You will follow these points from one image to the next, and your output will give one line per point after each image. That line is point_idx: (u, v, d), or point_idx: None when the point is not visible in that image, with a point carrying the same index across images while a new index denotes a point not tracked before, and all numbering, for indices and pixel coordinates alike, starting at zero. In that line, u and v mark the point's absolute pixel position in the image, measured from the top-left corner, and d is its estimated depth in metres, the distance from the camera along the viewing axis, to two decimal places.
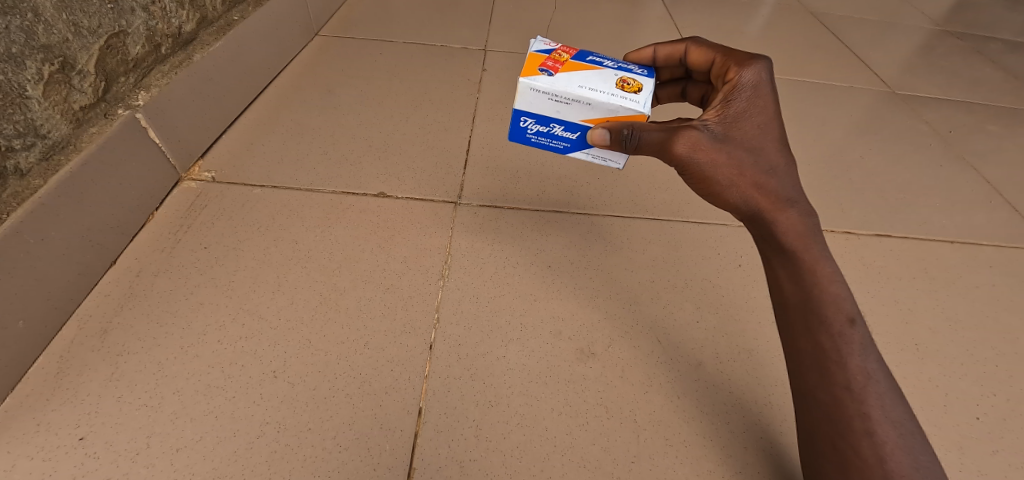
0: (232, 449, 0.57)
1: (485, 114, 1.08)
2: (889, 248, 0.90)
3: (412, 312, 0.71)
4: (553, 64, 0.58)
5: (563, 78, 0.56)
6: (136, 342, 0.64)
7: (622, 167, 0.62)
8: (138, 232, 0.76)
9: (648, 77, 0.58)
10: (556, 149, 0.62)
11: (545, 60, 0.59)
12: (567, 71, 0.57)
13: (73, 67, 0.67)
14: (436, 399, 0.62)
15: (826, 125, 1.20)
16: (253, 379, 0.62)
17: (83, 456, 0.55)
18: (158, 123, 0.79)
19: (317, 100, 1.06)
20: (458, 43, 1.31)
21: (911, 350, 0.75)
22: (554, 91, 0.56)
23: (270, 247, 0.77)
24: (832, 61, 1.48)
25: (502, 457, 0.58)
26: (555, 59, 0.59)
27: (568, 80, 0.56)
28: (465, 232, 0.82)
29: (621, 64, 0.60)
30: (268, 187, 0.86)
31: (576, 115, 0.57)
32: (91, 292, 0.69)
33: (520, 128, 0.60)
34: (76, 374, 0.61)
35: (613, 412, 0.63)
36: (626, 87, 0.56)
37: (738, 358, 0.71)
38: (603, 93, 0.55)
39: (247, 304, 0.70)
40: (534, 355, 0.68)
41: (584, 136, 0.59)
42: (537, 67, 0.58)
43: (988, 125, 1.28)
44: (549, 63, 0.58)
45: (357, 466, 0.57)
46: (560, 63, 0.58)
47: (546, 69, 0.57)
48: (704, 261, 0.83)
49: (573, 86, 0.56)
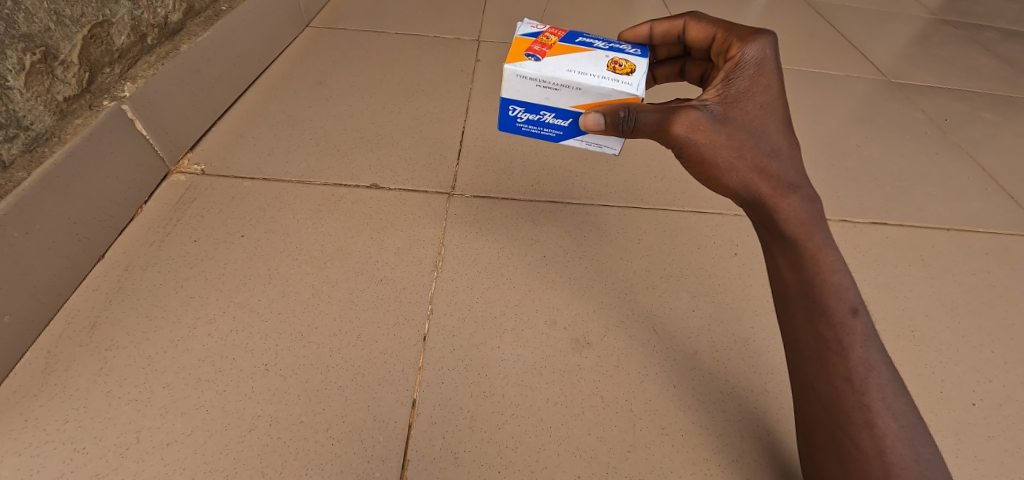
0: (222, 443, 0.56)
1: (479, 104, 1.07)
2: (886, 236, 0.90)
3: (406, 304, 0.70)
4: (540, 49, 0.57)
5: (550, 63, 0.55)
6: (125, 337, 0.64)
7: (618, 153, 0.61)
8: (128, 226, 0.75)
9: (640, 58, 0.57)
10: (548, 138, 0.61)
11: (532, 45, 0.58)
12: (554, 55, 0.56)
13: (56, 57, 0.65)
14: (429, 391, 0.62)
15: (822, 113, 1.19)
16: (244, 372, 0.62)
17: (72, 451, 0.54)
18: (145, 115, 0.77)
19: (308, 91, 1.05)
20: (452, 33, 1.30)
21: (908, 337, 0.75)
22: (541, 77, 0.54)
23: (261, 240, 0.76)
24: (829, 49, 1.47)
25: (498, 447, 0.58)
26: (542, 43, 0.58)
27: (556, 65, 0.55)
28: (459, 223, 0.81)
29: (613, 45, 0.59)
30: (258, 179, 0.85)
31: (566, 101, 0.56)
32: (79, 287, 0.68)
33: (509, 117, 0.60)
34: (64, 369, 0.60)
35: (609, 401, 0.63)
36: (617, 69, 0.55)
37: (734, 346, 0.70)
38: (593, 77, 0.54)
39: (238, 297, 0.69)
40: (529, 346, 0.67)
41: (576, 123, 0.58)
42: (523, 52, 0.56)
43: (984, 113, 1.28)
44: (536, 48, 0.57)
45: (350, 459, 0.56)
46: (548, 47, 0.57)
47: (532, 54, 0.56)
48: (701, 250, 0.82)
49: (561, 71, 0.54)
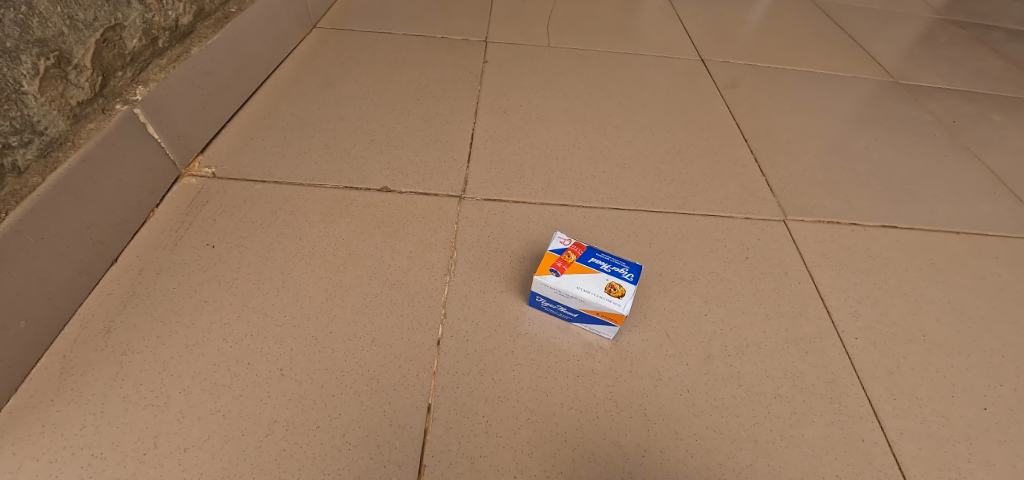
0: (239, 448, 0.56)
1: (488, 106, 1.07)
2: (896, 239, 0.90)
3: (419, 308, 0.70)
4: (561, 264, 0.66)
5: (566, 279, 0.65)
6: (140, 341, 0.64)
7: (613, 338, 0.68)
8: (140, 230, 0.75)
9: (634, 283, 0.64)
10: (565, 316, 0.69)
11: (556, 260, 0.67)
12: (571, 272, 0.65)
13: (69, 62, 0.65)
14: (444, 395, 0.62)
15: (830, 115, 1.19)
16: (260, 377, 0.62)
17: (90, 456, 0.54)
18: (157, 118, 0.77)
19: (317, 93, 1.05)
20: (460, 34, 1.30)
21: (919, 341, 0.75)
22: (558, 288, 0.64)
23: (274, 243, 0.76)
24: (836, 50, 1.47)
25: (513, 452, 0.58)
26: (565, 259, 0.67)
27: (569, 281, 0.65)
28: (471, 226, 0.81)
29: (617, 266, 0.67)
30: (269, 182, 0.85)
31: (576, 303, 0.65)
32: (93, 292, 0.68)
33: (535, 299, 0.69)
34: (80, 374, 0.60)
35: (623, 406, 0.63)
36: (613, 290, 0.63)
37: (746, 351, 0.70)
38: (592, 294, 0.63)
39: (252, 301, 0.69)
40: (543, 351, 0.67)
41: (582, 315, 0.66)
42: (548, 266, 0.66)
43: (991, 114, 1.28)
44: (559, 263, 0.66)
45: (367, 464, 0.56)
46: (568, 264, 0.66)
47: (554, 269, 0.66)
48: (712, 254, 0.82)
49: (572, 286, 0.64)
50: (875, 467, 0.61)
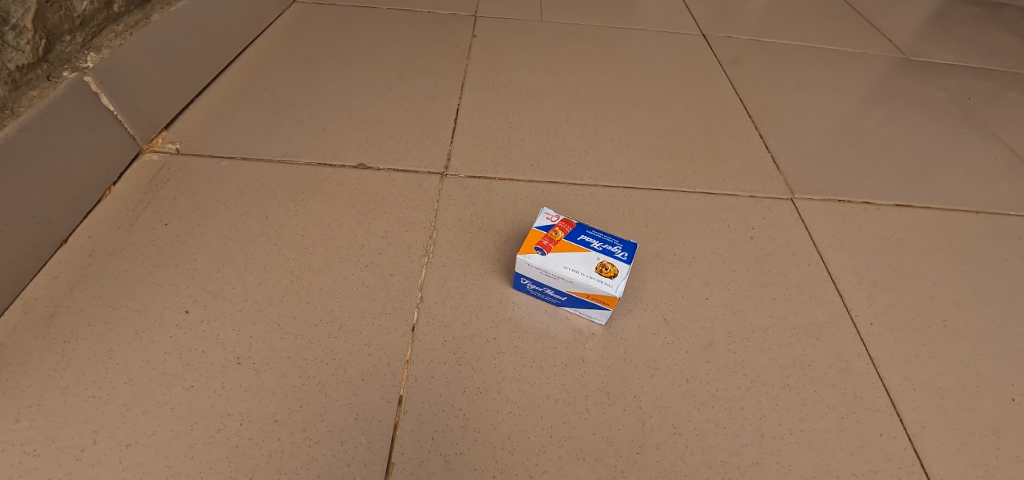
0: (188, 444, 0.50)
1: (475, 82, 1.01)
2: (911, 219, 0.84)
3: (393, 292, 0.64)
4: (548, 242, 0.60)
5: (552, 258, 0.59)
6: (87, 327, 0.58)
7: (605, 323, 0.63)
8: (94, 208, 0.70)
9: (627, 262, 0.58)
10: (552, 300, 0.64)
11: (542, 237, 0.61)
12: (559, 251, 0.59)
13: (6, 21, 0.60)
14: (418, 386, 0.56)
15: (838, 92, 1.13)
16: (215, 366, 0.56)
17: (21, 454, 0.49)
18: (112, 88, 0.71)
19: (294, 69, 0.99)
20: (448, 9, 1.23)
21: (939, 327, 0.69)
22: (543, 268, 0.58)
23: (238, 223, 0.70)
24: (843, 27, 1.40)
25: (493, 449, 0.52)
26: (552, 237, 0.61)
27: (557, 260, 0.58)
28: (453, 205, 0.76)
29: (609, 244, 0.61)
30: (237, 159, 0.80)
31: (563, 285, 0.59)
32: (39, 274, 0.62)
33: (520, 282, 0.64)
34: (17, 364, 0.54)
35: (616, 398, 0.57)
36: (604, 271, 0.57)
37: (751, 337, 0.64)
38: (581, 274, 0.57)
39: (210, 284, 0.63)
40: (528, 337, 0.61)
41: (570, 298, 0.61)
42: (533, 244, 0.60)
43: (1008, 92, 1.21)
44: (545, 241, 0.60)
45: (329, 462, 0.51)
46: (555, 242, 0.60)
47: (540, 246, 0.60)
48: (715, 234, 0.76)
49: (559, 265, 0.58)
50: (894, 464, 0.56)
